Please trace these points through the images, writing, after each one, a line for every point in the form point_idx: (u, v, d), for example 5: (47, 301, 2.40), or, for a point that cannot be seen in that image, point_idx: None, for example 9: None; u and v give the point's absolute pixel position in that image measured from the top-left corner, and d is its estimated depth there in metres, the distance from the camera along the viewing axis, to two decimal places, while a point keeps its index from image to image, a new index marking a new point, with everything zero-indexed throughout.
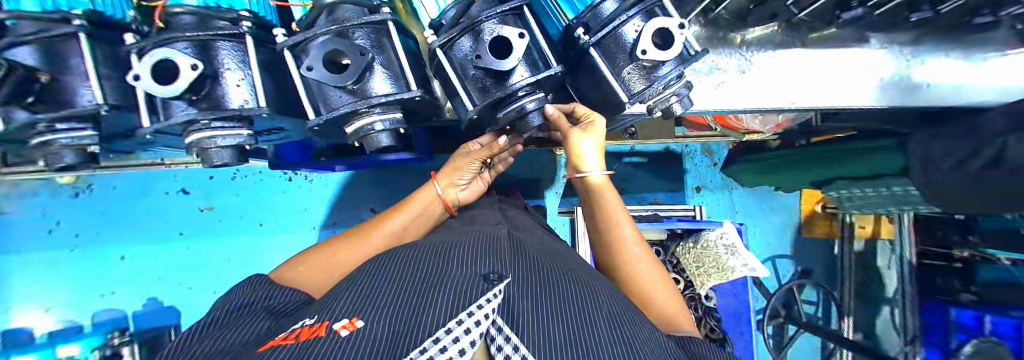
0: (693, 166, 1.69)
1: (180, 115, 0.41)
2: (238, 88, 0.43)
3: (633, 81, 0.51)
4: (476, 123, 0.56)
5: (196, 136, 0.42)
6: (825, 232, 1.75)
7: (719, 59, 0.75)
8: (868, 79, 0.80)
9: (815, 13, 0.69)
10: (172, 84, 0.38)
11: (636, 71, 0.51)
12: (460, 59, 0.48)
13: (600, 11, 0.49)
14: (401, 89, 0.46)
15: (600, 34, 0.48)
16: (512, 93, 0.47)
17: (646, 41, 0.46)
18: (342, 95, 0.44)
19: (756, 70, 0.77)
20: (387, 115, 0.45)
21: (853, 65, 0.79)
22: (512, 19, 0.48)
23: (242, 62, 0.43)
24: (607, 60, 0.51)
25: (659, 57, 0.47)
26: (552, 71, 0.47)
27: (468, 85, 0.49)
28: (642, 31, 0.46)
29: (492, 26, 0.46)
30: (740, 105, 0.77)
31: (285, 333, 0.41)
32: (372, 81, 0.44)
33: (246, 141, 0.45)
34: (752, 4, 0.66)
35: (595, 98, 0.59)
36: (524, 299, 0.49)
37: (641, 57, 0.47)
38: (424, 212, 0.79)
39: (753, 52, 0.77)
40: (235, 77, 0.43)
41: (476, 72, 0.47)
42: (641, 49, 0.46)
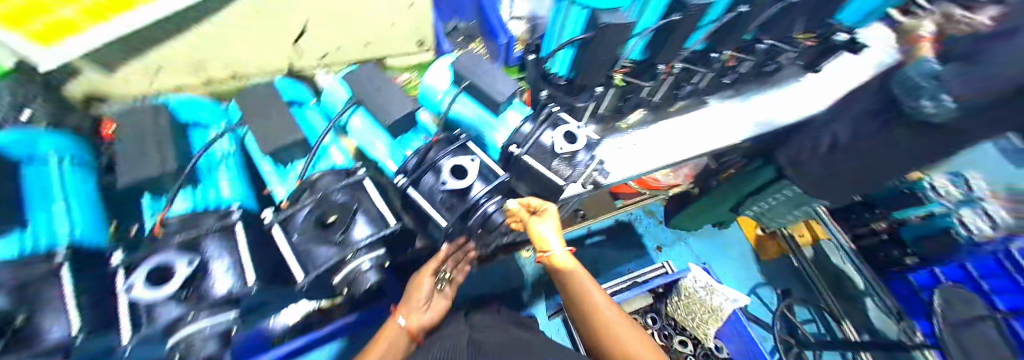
0: (645, 229, 1.86)
1: (164, 318, 0.40)
2: (223, 275, 0.44)
3: (562, 170, 0.66)
4: (451, 237, 0.62)
5: (182, 335, 0.39)
6: (777, 250, 1.92)
7: (617, 140, 0.95)
8: (733, 119, 0.99)
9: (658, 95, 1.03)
10: (166, 285, 0.41)
11: (562, 162, 0.66)
12: (428, 190, 0.59)
13: (521, 132, 0.68)
14: (378, 227, 0.52)
15: (526, 146, 0.64)
16: (475, 204, 0.58)
17: (560, 141, 0.65)
18: (330, 249, 0.48)
19: (646, 134, 0.97)
20: (372, 254, 0.50)
21: (715, 115, 1.00)
22: (463, 151, 0.62)
23: (225, 249, 0.46)
24: (537, 160, 0.65)
25: (569, 148, 0.65)
26: (501, 178, 0.59)
27: (438, 207, 0.58)
28: (554, 137, 0.65)
29: (445, 160, 0.60)
30: (655, 162, 0.93)
31: None
32: (353, 229, 0.50)
33: (231, 326, 0.43)
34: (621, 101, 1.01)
35: (542, 190, 0.70)
36: None
37: (558, 151, 0.65)
38: (388, 350, 0.65)
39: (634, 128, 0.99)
40: (221, 265, 0.45)
41: (443, 195, 0.58)
42: (557, 146, 0.65)
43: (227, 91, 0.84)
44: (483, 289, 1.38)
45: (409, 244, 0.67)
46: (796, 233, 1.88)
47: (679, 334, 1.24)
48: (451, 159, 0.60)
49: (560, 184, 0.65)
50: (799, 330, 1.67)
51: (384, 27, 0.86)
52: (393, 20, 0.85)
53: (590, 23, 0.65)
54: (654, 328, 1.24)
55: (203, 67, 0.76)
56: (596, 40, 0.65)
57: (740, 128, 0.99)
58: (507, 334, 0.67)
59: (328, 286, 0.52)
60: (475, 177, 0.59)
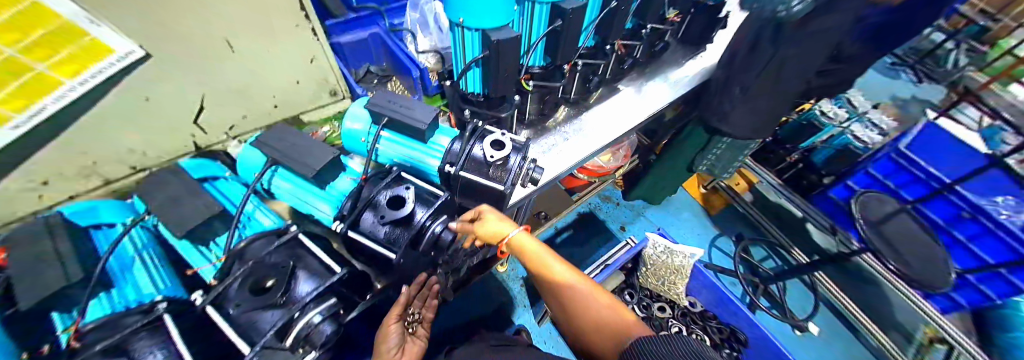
0: (606, 214, 1.96)
1: None
2: None
3: (500, 176, 0.70)
4: (404, 268, 0.63)
5: None
6: (721, 201, 2.10)
7: (548, 141, 1.03)
8: (634, 105, 1.15)
9: (578, 89, 1.10)
10: None
11: (497, 169, 0.71)
12: (371, 228, 0.60)
13: (453, 150, 0.71)
14: (324, 277, 0.52)
15: (459, 162, 0.69)
16: (420, 228, 0.60)
17: (489, 149, 0.69)
18: (273, 313, 0.47)
19: (573, 131, 1.06)
20: (321, 306, 0.49)
21: (620, 104, 1.14)
22: (397, 183, 0.65)
23: (158, 344, 0.43)
24: (474, 172, 0.70)
25: (498, 153, 0.69)
26: (440, 198, 0.62)
27: (382, 242, 0.59)
28: (483, 147, 0.70)
29: (383, 194, 0.62)
30: (588, 150, 1.01)
31: None
32: (297, 287, 0.51)
33: None
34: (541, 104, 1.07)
35: (488, 201, 0.74)
36: None
37: (491, 158, 0.69)
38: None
39: (564, 126, 1.07)
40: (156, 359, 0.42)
41: (386, 228, 0.59)
42: (489, 155, 0.69)
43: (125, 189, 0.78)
44: (466, 317, 1.35)
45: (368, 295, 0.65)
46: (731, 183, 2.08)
47: (658, 300, 1.35)
48: (387, 193, 0.62)
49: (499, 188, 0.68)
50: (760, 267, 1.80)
51: (289, 86, 0.85)
52: (297, 78, 0.85)
53: (484, 43, 0.72)
54: (634, 303, 1.33)
55: (97, 169, 0.70)
56: (492, 58, 0.72)
57: (642, 109, 1.14)
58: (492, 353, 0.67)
59: None
60: (413, 203, 0.61)
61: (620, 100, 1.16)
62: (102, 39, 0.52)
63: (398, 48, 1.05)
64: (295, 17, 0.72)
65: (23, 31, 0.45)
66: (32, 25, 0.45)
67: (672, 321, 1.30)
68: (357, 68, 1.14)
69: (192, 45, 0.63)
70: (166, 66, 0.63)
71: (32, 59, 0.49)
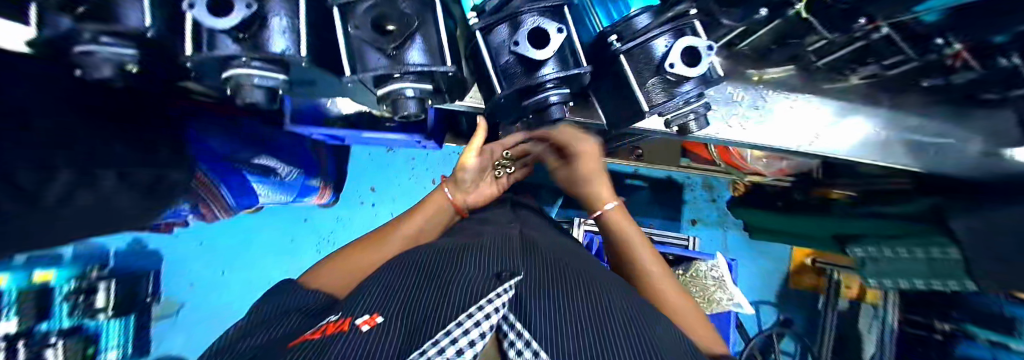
0: (693, 199, 1.71)
1: (223, 49, 0.42)
2: (280, 34, 0.43)
3: (655, 94, 0.53)
4: (500, 107, 0.59)
5: (235, 71, 0.43)
6: (811, 285, 1.73)
7: (735, 91, 0.81)
8: (843, 134, 0.87)
9: (832, 62, 0.77)
10: (225, 17, 0.38)
11: (662, 84, 0.53)
12: (497, 45, 0.51)
13: (634, 23, 0.52)
14: (435, 61, 0.47)
15: (631, 44, 0.51)
16: (539, 84, 0.50)
17: (675, 56, 0.49)
18: (380, 58, 0.46)
19: (767, 107, 0.84)
20: (419, 83, 0.48)
21: (836, 124, 0.87)
22: (556, 15, 0.51)
23: (287, 12, 0.44)
24: (634, 69, 0.53)
25: (685, 73, 0.49)
26: (580, 71, 0.49)
27: (498, 70, 0.52)
28: (672, 48, 0.49)
29: (531, 18, 0.49)
30: (757, 138, 0.84)
31: (311, 330, 0.37)
32: (409, 50, 0.46)
33: (280, 85, 0.47)
34: (775, 44, 0.73)
35: (614, 105, 0.62)
36: (541, 305, 0.40)
37: (668, 70, 0.50)
38: (438, 209, 0.80)
39: (768, 90, 0.83)
40: (281, 24, 0.43)
41: (509, 59, 0.50)
42: (670, 63, 0.49)
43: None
44: None
45: (459, 103, 0.67)
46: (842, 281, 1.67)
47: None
48: (537, 19, 0.48)
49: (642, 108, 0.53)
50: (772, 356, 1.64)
51: None
52: None
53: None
54: None
55: None
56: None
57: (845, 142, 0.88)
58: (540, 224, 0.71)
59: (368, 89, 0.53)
60: (552, 54, 0.49)
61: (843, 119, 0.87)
62: None
63: None
64: None
65: None
66: None
67: None
68: None
69: None
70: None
71: None
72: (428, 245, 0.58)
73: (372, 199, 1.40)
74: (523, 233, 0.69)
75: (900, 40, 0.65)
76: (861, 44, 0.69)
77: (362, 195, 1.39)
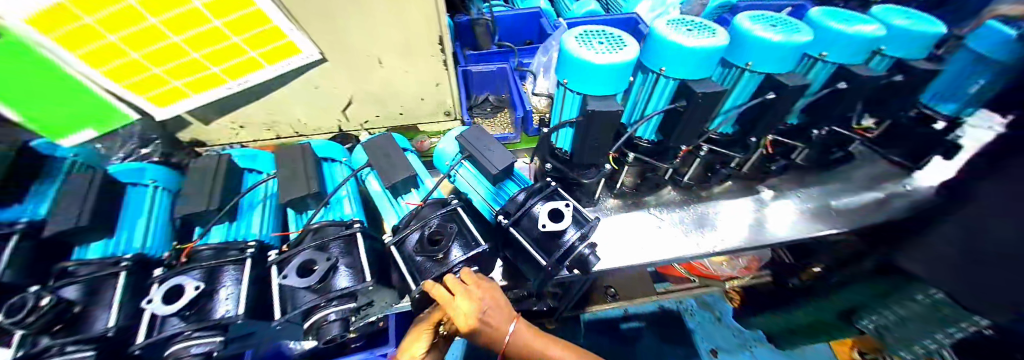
0: (699, 326, 1.57)
1: (168, 329, 0.51)
2: (225, 301, 0.55)
3: (546, 247, 0.66)
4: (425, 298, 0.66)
5: (175, 346, 0.51)
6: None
7: (633, 218, 0.95)
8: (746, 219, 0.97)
9: (695, 176, 1.01)
10: (174, 303, 0.52)
11: (548, 239, 0.66)
12: (408, 250, 0.65)
13: (515, 199, 0.72)
14: (357, 282, 0.58)
15: (513, 215, 0.69)
16: (450, 269, 0.62)
17: (544, 218, 0.66)
18: (307, 295, 0.56)
19: (668, 219, 0.95)
20: (340, 306, 0.56)
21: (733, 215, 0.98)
22: (450, 217, 0.69)
23: (236, 282, 0.58)
24: (524, 233, 0.69)
25: (555, 227, 0.65)
26: (477, 248, 0.62)
27: (412, 270, 0.63)
28: (541, 212, 0.67)
29: (434, 222, 0.67)
30: (680, 249, 0.89)
31: None
32: (334, 279, 0.58)
33: (215, 348, 0.53)
34: (639, 179, 0.99)
35: (529, 268, 0.71)
36: None
37: (543, 227, 0.65)
38: None
39: (660, 210, 0.98)
40: (226, 292, 0.56)
41: (419, 257, 0.64)
42: (542, 223, 0.65)
43: (291, 141, 1.08)
44: None
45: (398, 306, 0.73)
46: None
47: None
48: (438, 223, 0.66)
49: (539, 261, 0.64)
50: None
51: (414, 100, 1.02)
52: (423, 95, 1.00)
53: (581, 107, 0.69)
54: None
55: (276, 126, 1.01)
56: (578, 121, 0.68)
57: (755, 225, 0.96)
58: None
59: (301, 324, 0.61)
60: (453, 243, 0.64)
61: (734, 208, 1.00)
62: (295, 43, 0.77)
63: (515, 88, 1.13)
64: (432, 49, 0.87)
65: (247, 29, 0.71)
66: (252, 24, 0.70)
67: None
68: (479, 94, 1.27)
69: (357, 56, 0.85)
70: (335, 69, 0.87)
71: (233, 32, 0.71)
72: None
73: None
74: None
75: (723, 150, 0.94)
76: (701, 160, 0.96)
77: None
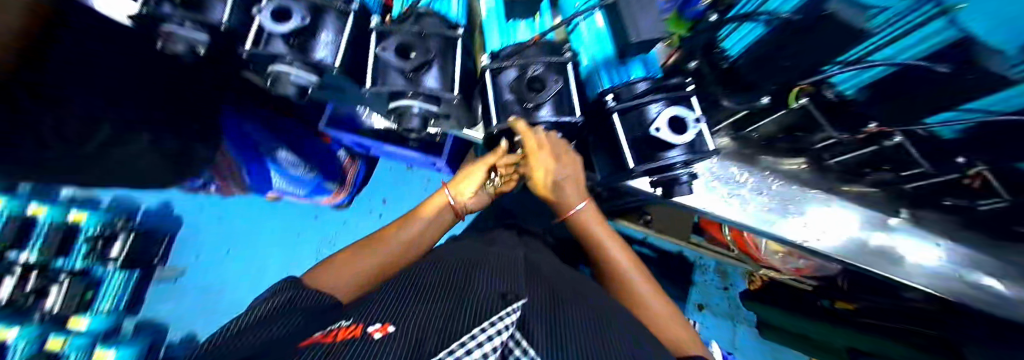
0: (702, 281, 1.61)
1: (272, 46, 0.50)
2: (324, 46, 0.53)
3: (647, 155, 0.57)
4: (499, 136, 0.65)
5: (277, 66, 0.52)
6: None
7: (738, 172, 0.85)
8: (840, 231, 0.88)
9: (846, 163, 0.82)
10: (285, 24, 0.50)
11: (654, 147, 0.56)
12: (503, 84, 0.58)
13: (634, 87, 0.57)
14: (443, 88, 0.55)
15: (626, 103, 0.56)
16: (534, 124, 0.57)
17: (662, 122, 0.54)
18: (397, 77, 0.54)
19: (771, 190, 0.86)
20: (425, 104, 0.55)
21: (832, 222, 0.88)
22: (560, 69, 0.58)
23: (336, 31, 0.54)
24: (626, 128, 0.57)
25: (669, 139, 0.54)
26: (571, 118, 0.56)
27: (497, 106, 0.59)
28: (659, 115, 0.55)
29: (538, 67, 0.56)
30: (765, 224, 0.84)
31: (319, 333, 0.37)
32: (425, 76, 0.55)
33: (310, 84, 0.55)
34: (782, 133, 0.79)
35: (607, 163, 0.66)
36: (540, 318, 0.43)
37: (654, 133, 0.54)
38: (432, 221, 0.76)
39: (773, 179, 0.87)
40: (327, 39, 0.54)
41: (510, 97, 0.57)
42: (656, 127, 0.54)
43: None
44: None
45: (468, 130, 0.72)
46: None
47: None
48: (542, 70, 0.56)
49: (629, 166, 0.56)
50: None
51: None
52: None
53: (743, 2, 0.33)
54: None
55: None
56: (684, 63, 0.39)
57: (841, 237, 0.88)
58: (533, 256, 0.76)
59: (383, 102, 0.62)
60: (549, 99, 0.56)
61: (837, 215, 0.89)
62: None
63: None
64: None
65: None
66: None
67: None
68: None
69: None
70: None
71: None
72: (433, 266, 0.61)
73: (382, 211, 1.43)
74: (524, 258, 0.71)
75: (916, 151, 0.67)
76: (874, 150, 0.72)
77: (371, 206, 1.43)
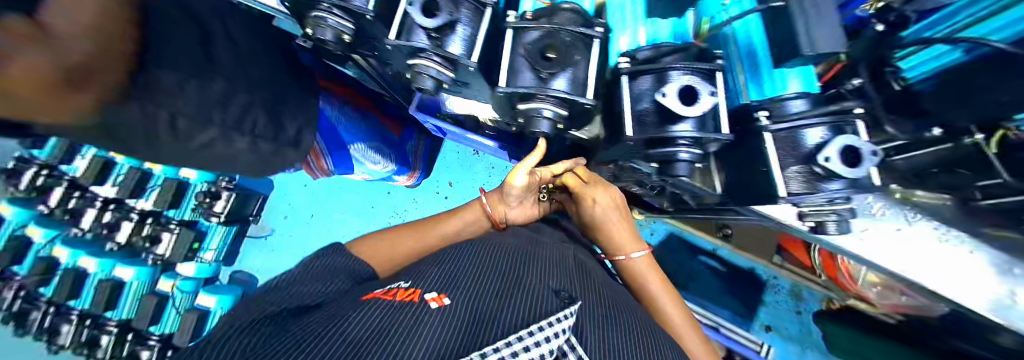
0: (773, 302, 1.55)
1: (415, 42, 0.52)
2: (458, 40, 0.53)
3: (792, 181, 0.52)
4: (617, 144, 0.63)
5: (418, 61, 0.53)
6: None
7: (872, 204, 0.78)
8: (973, 282, 0.76)
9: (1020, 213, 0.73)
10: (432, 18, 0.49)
11: (807, 171, 0.51)
12: (638, 92, 0.54)
13: (787, 105, 0.53)
14: (578, 94, 0.53)
15: (780, 124, 0.51)
16: (672, 139, 0.51)
17: (831, 150, 0.46)
18: (531, 78, 0.53)
19: (911, 229, 0.77)
20: (556, 107, 0.54)
21: (969, 271, 0.76)
22: (709, 79, 0.53)
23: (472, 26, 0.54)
24: (777, 149, 0.53)
25: (841, 171, 0.45)
26: (723, 140, 0.50)
27: (631, 115, 0.54)
28: (826, 142, 0.47)
29: (682, 75, 0.51)
30: (896, 265, 0.75)
31: (383, 289, 0.50)
32: (559, 78, 0.52)
33: (445, 80, 0.55)
34: (939, 168, 0.73)
35: (743, 184, 0.61)
36: (593, 328, 0.50)
37: (821, 162, 0.47)
38: (476, 219, 0.94)
39: (916, 217, 0.78)
40: (462, 33, 0.53)
41: (646, 106, 0.53)
42: (824, 156, 0.46)
43: None
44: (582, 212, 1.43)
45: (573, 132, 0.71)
46: None
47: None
48: (688, 78, 0.50)
49: (780, 194, 0.51)
50: None
51: None
52: None
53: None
54: None
55: None
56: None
57: (973, 293, 0.76)
58: (581, 254, 0.83)
59: (510, 102, 0.60)
60: (696, 117, 0.49)
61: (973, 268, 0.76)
62: None
63: None
64: None
65: None
66: None
67: None
68: None
69: None
70: None
71: None
72: (493, 241, 0.71)
73: (449, 193, 1.48)
74: (577, 258, 0.77)
75: None
76: None
77: (439, 187, 1.49)
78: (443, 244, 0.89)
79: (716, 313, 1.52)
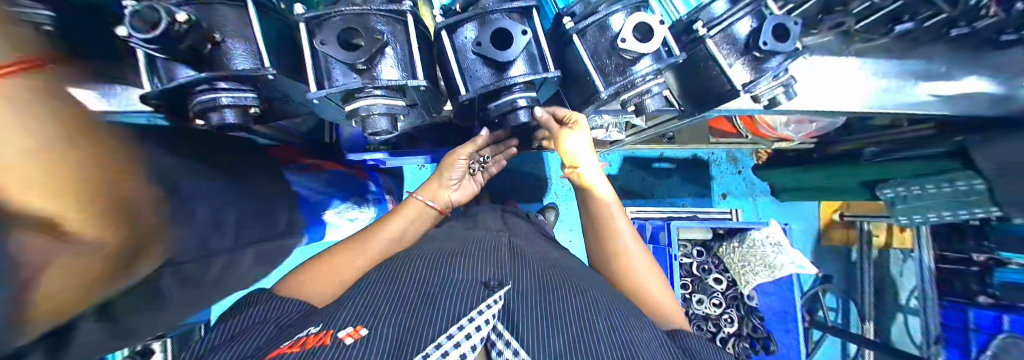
0: (719, 174, 1.81)
1: (184, 77, 0.48)
2: (241, 56, 0.49)
3: (611, 76, 0.60)
4: (469, 109, 0.64)
5: (202, 95, 0.49)
6: (843, 240, 1.97)
7: (819, 60, 0.92)
8: (854, 87, 0.95)
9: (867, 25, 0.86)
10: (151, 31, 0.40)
11: (621, 60, 0.59)
12: (459, 43, 0.57)
13: None
14: (406, 77, 0.55)
15: (583, 22, 0.58)
16: (509, 85, 0.56)
17: (627, 32, 0.55)
18: (350, 73, 0.52)
19: (818, 69, 0.93)
20: (390, 98, 0.55)
21: (852, 82, 0.95)
22: (521, 14, 0.57)
23: (251, 37, 0.50)
24: (590, 53, 0.60)
25: (638, 48, 0.55)
26: (547, 73, 0.56)
27: (463, 74, 0.57)
28: (624, 24, 0.56)
29: (496, 17, 0.54)
30: (816, 105, 0.93)
31: (290, 342, 0.45)
32: (380, 66, 0.53)
33: (249, 103, 0.52)
34: (820, 15, 0.81)
35: (583, 103, 0.67)
36: (524, 307, 0.53)
37: (621, 44, 0.55)
38: (420, 213, 0.88)
39: (812, 54, 0.92)
40: (238, 47, 0.49)
41: (473, 55, 0.56)
42: (622, 38, 0.55)
43: None
44: None
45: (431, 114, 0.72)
46: (872, 230, 1.90)
47: (718, 273, 1.51)
48: (501, 18, 0.54)
49: (600, 90, 0.59)
50: (819, 312, 1.95)
51: None
52: None
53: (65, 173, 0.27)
54: (697, 260, 1.52)
55: None
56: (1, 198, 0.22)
57: (851, 99, 0.95)
58: (516, 239, 0.80)
59: (338, 106, 0.58)
60: (520, 55, 0.55)
61: (852, 75, 0.95)
62: None
63: None
64: None
65: None
66: None
67: (692, 296, 1.48)
68: None
69: None
70: None
71: None
72: (422, 248, 0.68)
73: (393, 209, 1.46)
74: (510, 241, 0.77)
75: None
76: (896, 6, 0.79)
77: None
78: (393, 249, 0.80)
79: (679, 208, 1.62)
